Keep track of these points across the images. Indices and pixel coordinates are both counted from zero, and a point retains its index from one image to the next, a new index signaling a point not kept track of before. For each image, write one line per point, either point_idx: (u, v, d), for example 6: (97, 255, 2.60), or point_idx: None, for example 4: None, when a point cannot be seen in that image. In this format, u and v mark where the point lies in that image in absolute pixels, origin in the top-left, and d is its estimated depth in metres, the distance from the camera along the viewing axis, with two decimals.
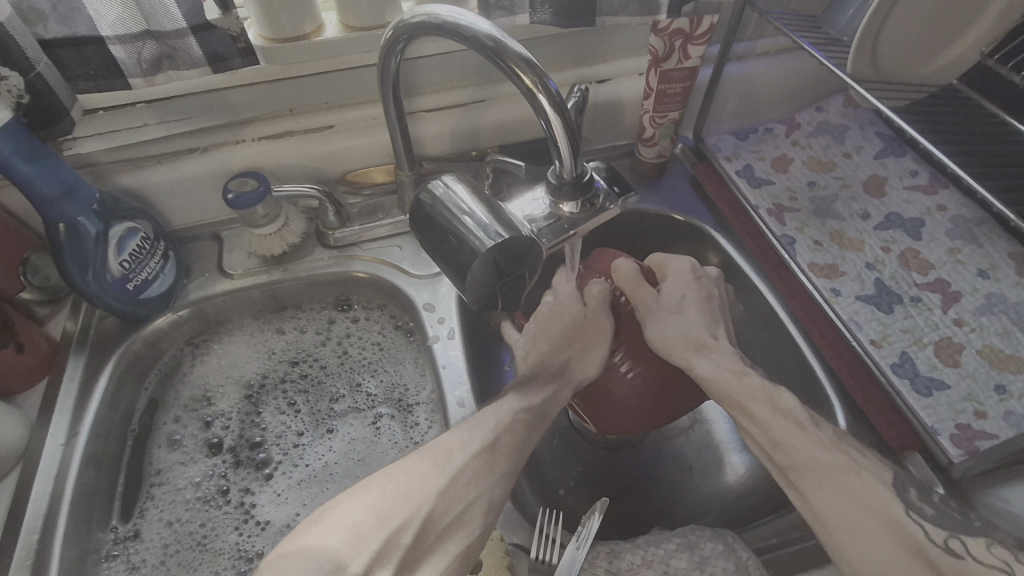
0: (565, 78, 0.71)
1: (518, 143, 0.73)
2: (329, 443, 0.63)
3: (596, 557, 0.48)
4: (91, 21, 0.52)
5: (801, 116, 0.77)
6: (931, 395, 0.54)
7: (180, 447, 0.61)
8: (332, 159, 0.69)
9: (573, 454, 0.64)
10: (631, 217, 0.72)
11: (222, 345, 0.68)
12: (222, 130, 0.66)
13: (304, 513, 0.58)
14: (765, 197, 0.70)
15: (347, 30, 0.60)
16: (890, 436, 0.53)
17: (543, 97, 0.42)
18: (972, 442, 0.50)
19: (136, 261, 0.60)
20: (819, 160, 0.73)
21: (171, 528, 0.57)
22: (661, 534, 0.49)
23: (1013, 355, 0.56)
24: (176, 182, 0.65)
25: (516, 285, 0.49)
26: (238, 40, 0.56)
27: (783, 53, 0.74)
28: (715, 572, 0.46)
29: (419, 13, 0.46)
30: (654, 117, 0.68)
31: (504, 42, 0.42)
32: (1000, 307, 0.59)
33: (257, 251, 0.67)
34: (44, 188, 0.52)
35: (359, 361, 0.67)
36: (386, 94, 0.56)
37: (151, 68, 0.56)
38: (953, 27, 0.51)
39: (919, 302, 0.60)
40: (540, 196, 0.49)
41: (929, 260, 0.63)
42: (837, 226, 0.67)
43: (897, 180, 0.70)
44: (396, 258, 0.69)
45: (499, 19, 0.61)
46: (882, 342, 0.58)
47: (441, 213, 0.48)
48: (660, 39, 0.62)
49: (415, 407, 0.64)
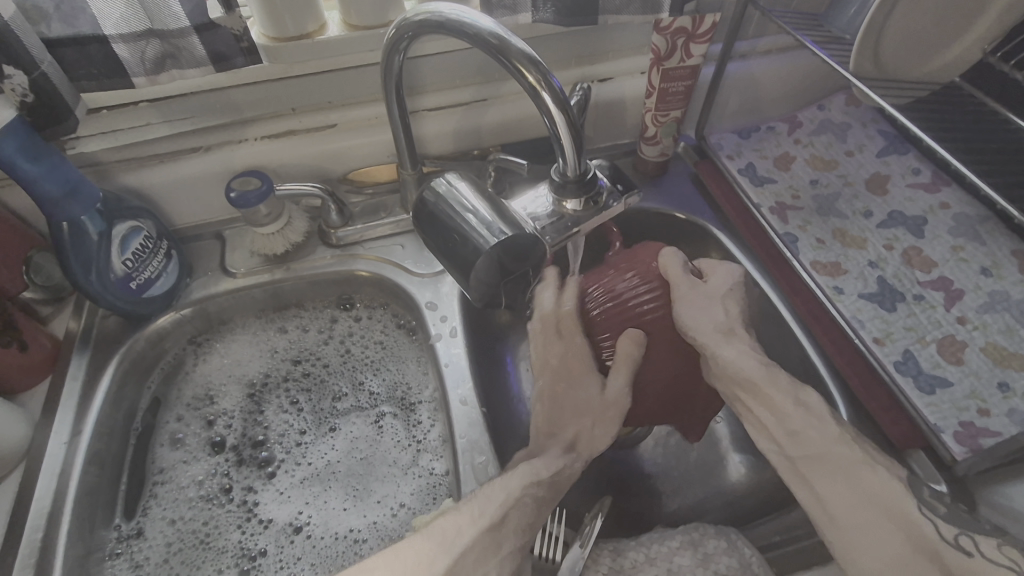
0: (567, 77, 0.71)
1: (520, 141, 0.73)
2: (332, 441, 0.63)
3: (599, 555, 0.48)
4: (95, 20, 0.52)
5: (803, 114, 0.77)
6: (934, 392, 0.53)
7: (183, 446, 0.61)
8: (335, 158, 0.69)
9: None
10: (634, 215, 0.72)
11: (225, 344, 0.68)
12: (225, 129, 0.66)
13: (307, 512, 0.58)
14: (767, 196, 0.70)
15: (350, 29, 0.60)
16: (893, 434, 0.53)
17: (547, 95, 0.42)
18: (976, 440, 0.50)
19: (139, 260, 0.60)
20: (822, 158, 0.73)
21: (174, 526, 0.57)
22: (664, 532, 0.49)
23: (1017, 352, 0.55)
24: (179, 181, 0.66)
25: (519, 283, 0.50)
26: (241, 39, 0.56)
27: (785, 52, 0.74)
28: (719, 569, 0.46)
29: (422, 11, 0.46)
30: (656, 116, 0.68)
31: (507, 40, 0.42)
32: (1003, 305, 0.59)
33: (259, 250, 0.67)
34: (48, 187, 0.52)
35: (362, 359, 0.67)
36: (388, 93, 0.56)
37: (154, 67, 0.56)
38: (955, 24, 0.52)
39: (922, 300, 0.60)
40: (543, 194, 0.49)
41: (932, 257, 0.63)
42: (840, 225, 0.67)
43: (900, 178, 0.70)
44: (398, 257, 0.69)
45: (500, 18, 0.62)
46: (885, 340, 0.58)
47: (444, 211, 0.48)
48: (662, 38, 0.62)
49: (417, 406, 0.64)
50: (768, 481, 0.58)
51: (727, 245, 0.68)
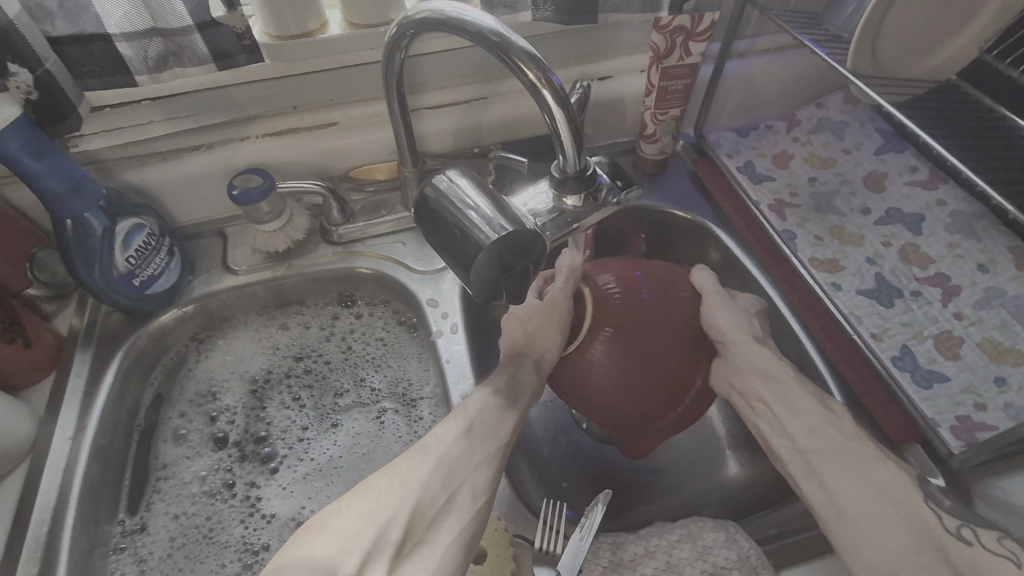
0: (567, 75, 0.71)
1: (520, 139, 0.74)
2: (333, 437, 0.63)
3: (599, 548, 0.48)
4: (98, 19, 0.53)
5: (801, 112, 0.78)
6: (931, 387, 0.54)
7: (186, 442, 0.62)
8: (336, 156, 0.69)
9: (575, 448, 0.64)
10: (633, 213, 0.73)
11: (227, 341, 0.68)
12: (227, 126, 0.67)
13: (309, 507, 0.59)
14: (766, 193, 0.70)
15: (351, 27, 0.61)
16: (890, 428, 0.53)
17: (547, 92, 0.43)
18: (972, 434, 0.51)
19: (142, 257, 0.61)
20: (820, 156, 0.74)
21: (177, 521, 0.57)
22: (663, 526, 0.50)
23: (1013, 348, 0.56)
24: (182, 179, 0.66)
25: (520, 279, 0.50)
26: (243, 36, 0.57)
27: (782, 51, 0.74)
28: (718, 562, 0.46)
29: (423, 9, 0.46)
30: (655, 113, 0.69)
31: (508, 37, 0.43)
32: (999, 300, 0.59)
33: (261, 247, 0.67)
34: (51, 184, 0.53)
35: (363, 356, 0.68)
36: (390, 90, 0.56)
37: (157, 65, 0.57)
38: (951, 23, 0.52)
39: (919, 296, 0.61)
40: (543, 190, 0.49)
41: (929, 254, 0.64)
42: (837, 222, 0.68)
43: (897, 176, 0.71)
44: (399, 254, 0.70)
45: (500, 16, 0.62)
46: (882, 336, 0.58)
47: (446, 208, 0.48)
48: (661, 37, 0.62)
49: (418, 402, 0.64)
50: (766, 476, 0.59)
51: (726, 242, 0.69)
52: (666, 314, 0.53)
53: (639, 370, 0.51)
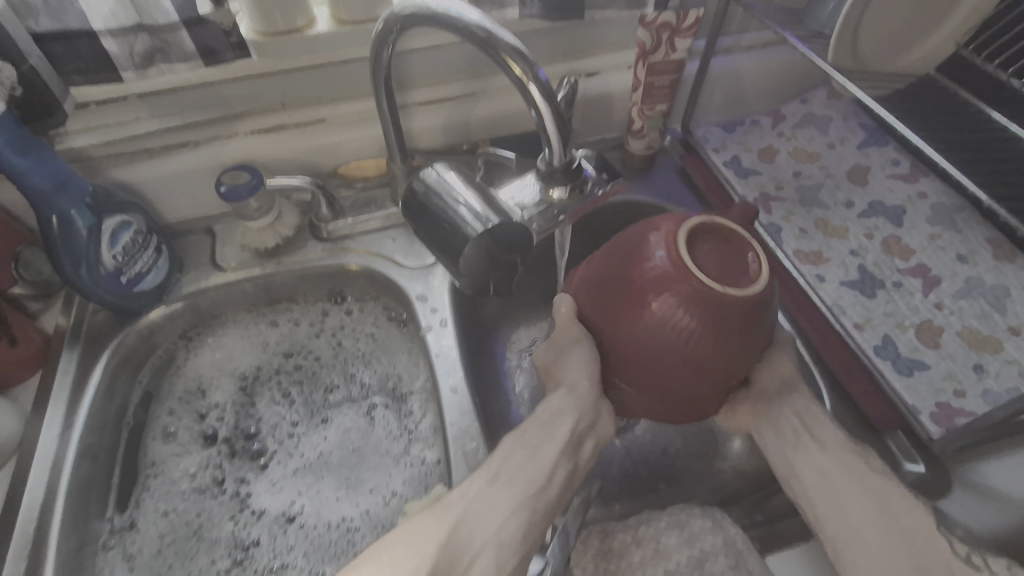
0: (554, 72, 0.72)
1: (509, 135, 0.74)
2: (324, 433, 0.63)
3: (588, 537, 0.49)
4: (83, 15, 0.52)
5: (786, 108, 0.79)
6: (912, 375, 0.55)
7: (175, 439, 0.62)
8: (325, 152, 0.69)
9: None
10: (623, 208, 0.73)
11: (216, 338, 0.68)
12: (214, 124, 0.67)
13: (300, 502, 0.59)
14: (751, 188, 0.71)
15: (339, 24, 0.61)
16: (875, 418, 0.54)
17: (532, 86, 0.43)
18: (952, 420, 0.52)
19: (129, 254, 0.60)
20: (805, 151, 0.75)
21: (167, 518, 0.57)
22: (652, 514, 0.50)
23: (991, 336, 0.57)
24: (169, 176, 0.66)
25: (508, 268, 0.51)
26: (229, 34, 0.57)
27: (767, 47, 0.75)
28: (705, 549, 0.47)
29: (409, 4, 0.47)
30: (642, 109, 0.70)
31: (495, 32, 0.43)
32: (978, 291, 0.61)
33: (250, 244, 0.68)
34: (37, 181, 0.53)
35: (353, 352, 0.68)
36: (377, 86, 0.56)
37: (143, 61, 0.57)
38: (930, 19, 0.53)
39: (901, 287, 0.62)
40: (530, 183, 0.50)
41: (911, 246, 0.65)
42: (822, 215, 0.69)
43: (880, 170, 0.72)
44: (389, 250, 0.70)
45: (488, 12, 0.63)
46: (865, 326, 0.59)
47: (434, 200, 0.49)
48: (647, 32, 0.63)
49: (409, 396, 0.65)
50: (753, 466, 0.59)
51: None
52: (725, 331, 0.41)
53: (653, 347, 0.43)
